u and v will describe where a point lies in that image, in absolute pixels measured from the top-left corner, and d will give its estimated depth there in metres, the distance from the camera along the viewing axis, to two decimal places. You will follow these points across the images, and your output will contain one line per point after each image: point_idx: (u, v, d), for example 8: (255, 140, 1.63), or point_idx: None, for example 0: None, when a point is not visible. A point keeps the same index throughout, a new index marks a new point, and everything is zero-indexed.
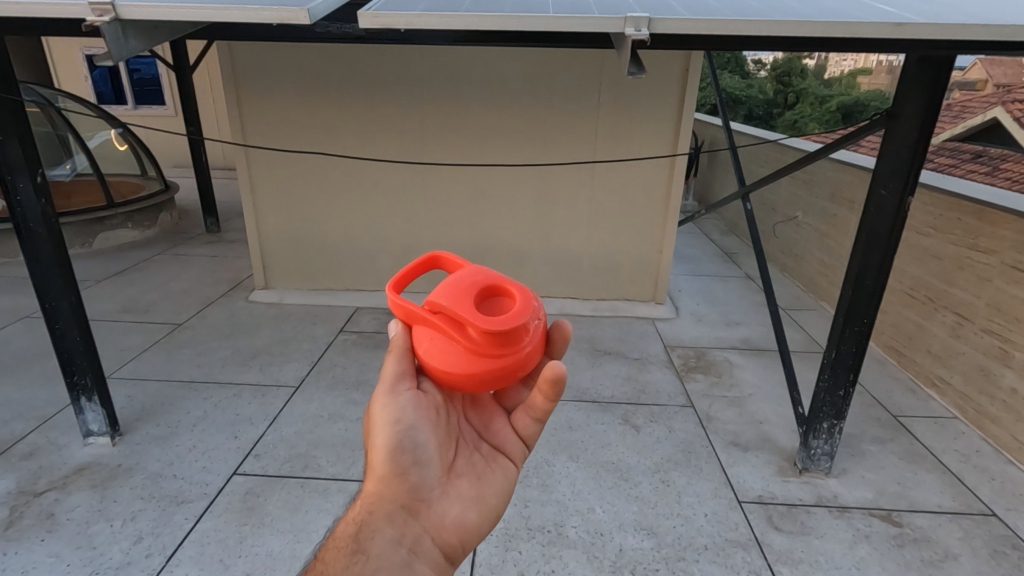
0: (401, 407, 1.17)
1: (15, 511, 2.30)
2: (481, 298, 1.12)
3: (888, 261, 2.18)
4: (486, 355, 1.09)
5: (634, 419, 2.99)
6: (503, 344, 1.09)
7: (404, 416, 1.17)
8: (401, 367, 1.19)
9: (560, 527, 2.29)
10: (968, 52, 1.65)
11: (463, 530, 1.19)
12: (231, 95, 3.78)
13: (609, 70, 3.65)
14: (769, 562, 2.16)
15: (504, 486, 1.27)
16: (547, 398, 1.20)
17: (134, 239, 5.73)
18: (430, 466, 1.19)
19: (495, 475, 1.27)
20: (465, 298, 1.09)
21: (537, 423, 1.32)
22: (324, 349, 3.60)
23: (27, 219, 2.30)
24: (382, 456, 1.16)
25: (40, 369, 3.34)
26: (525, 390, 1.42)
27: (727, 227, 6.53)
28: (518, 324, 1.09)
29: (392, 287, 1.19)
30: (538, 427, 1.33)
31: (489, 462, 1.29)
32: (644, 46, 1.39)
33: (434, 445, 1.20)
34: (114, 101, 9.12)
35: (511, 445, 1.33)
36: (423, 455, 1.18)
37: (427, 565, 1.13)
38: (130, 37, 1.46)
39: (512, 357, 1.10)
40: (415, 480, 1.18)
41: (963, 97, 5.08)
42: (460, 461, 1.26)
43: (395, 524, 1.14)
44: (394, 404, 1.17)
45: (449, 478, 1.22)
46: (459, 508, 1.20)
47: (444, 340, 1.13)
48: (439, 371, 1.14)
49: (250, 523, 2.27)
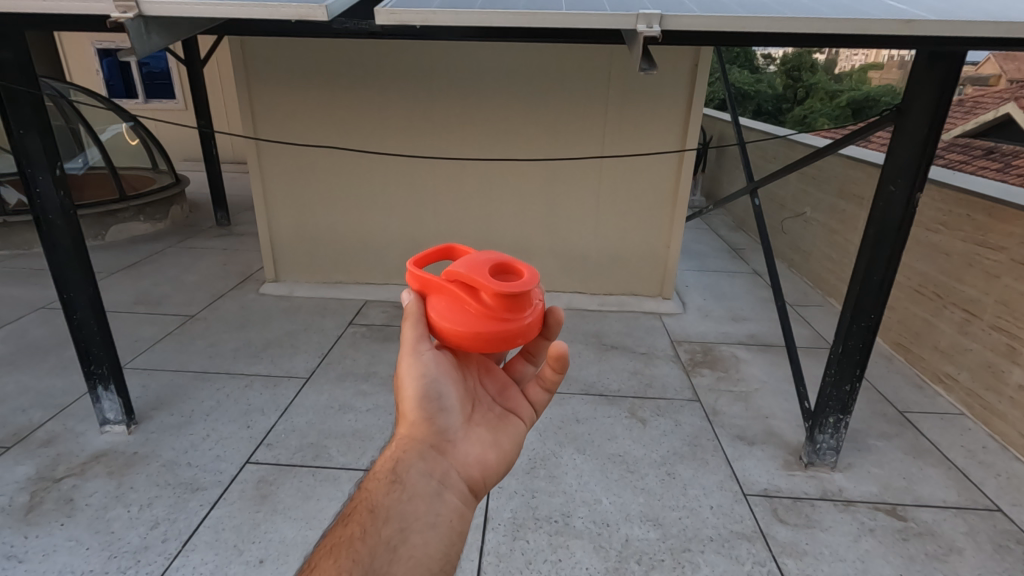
0: (428, 363, 1.21)
1: (35, 496, 2.36)
2: (496, 271, 1.14)
3: (896, 256, 2.18)
4: (495, 319, 1.10)
5: (640, 413, 3.01)
6: (512, 311, 1.10)
7: (430, 369, 1.21)
8: (419, 332, 1.19)
9: (567, 517, 2.32)
10: (977, 49, 1.66)
11: (485, 468, 1.23)
12: (242, 89, 3.82)
13: (619, 64, 3.66)
14: (774, 553, 2.18)
15: (521, 435, 1.31)
16: (558, 367, 1.25)
17: (146, 231, 5.80)
18: (455, 411, 1.24)
19: (513, 425, 1.30)
20: (482, 266, 1.11)
21: (547, 393, 1.36)
22: (334, 341, 3.65)
23: (46, 211, 2.34)
24: (410, 402, 1.21)
25: (57, 358, 3.40)
26: (530, 364, 1.44)
27: (734, 223, 6.52)
28: (528, 295, 1.11)
29: (412, 262, 1.22)
30: (548, 396, 1.36)
31: (506, 413, 1.32)
32: (655, 41, 1.40)
33: (457, 394, 1.25)
34: (124, 95, 9.20)
35: (521, 405, 1.35)
36: (447, 402, 1.23)
37: (454, 496, 1.17)
38: (153, 33, 1.50)
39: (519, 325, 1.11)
40: (440, 425, 1.22)
41: (976, 93, 5.03)
42: (478, 411, 1.29)
43: (426, 460, 1.18)
44: (420, 363, 1.20)
45: (471, 422, 1.27)
46: (481, 449, 1.24)
47: (455, 304, 1.13)
48: (448, 334, 1.13)
49: (263, 510, 2.32)
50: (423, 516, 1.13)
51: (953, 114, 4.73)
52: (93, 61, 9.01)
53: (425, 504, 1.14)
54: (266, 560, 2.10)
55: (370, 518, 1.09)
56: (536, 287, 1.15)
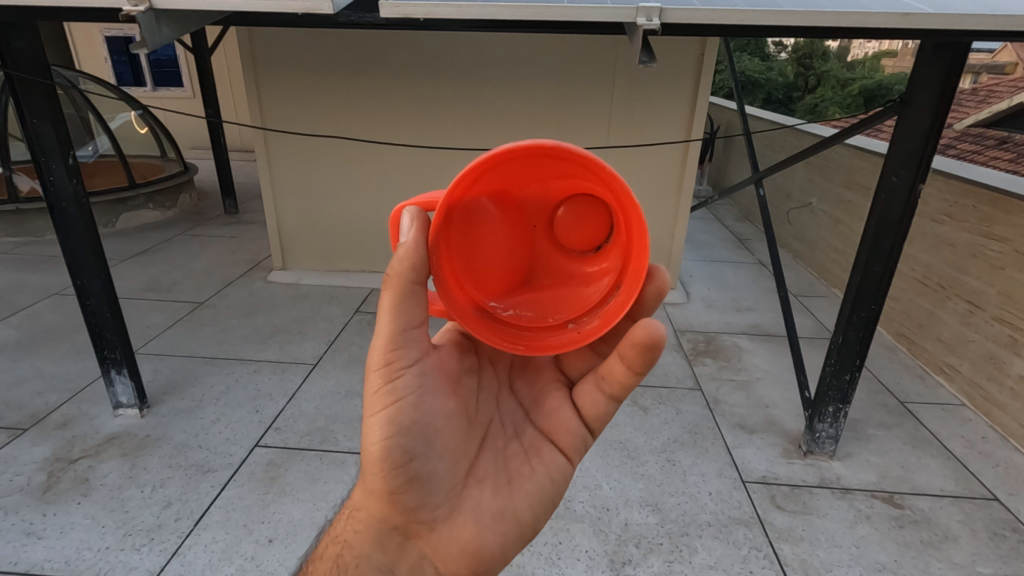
0: (396, 433, 1.10)
1: (52, 475, 2.44)
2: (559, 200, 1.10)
3: (898, 247, 2.19)
4: (546, 234, 1.16)
5: (642, 400, 3.05)
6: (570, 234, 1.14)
7: (401, 443, 1.11)
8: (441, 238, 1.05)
9: (568, 501, 2.37)
10: (980, 40, 1.66)
11: (476, 544, 1.17)
12: (250, 79, 3.84)
13: (624, 53, 3.65)
14: (771, 538, 2.23)
15: (531, 493, 1.23)
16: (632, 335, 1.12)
17: (155, 219, 5.87)
18: (437, 485, 1.16)
19: (524, 484, 1.24)
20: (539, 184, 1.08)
21: (611, 401, 1.26)
22: (341, 329, 3.70)
23: (60, 199, 2.39)
24: (379, 478, 1.13)
25: (70, 343, 3.48)
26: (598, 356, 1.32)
27: (740, 213, 6.51)
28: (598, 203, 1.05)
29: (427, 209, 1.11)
30: (613, 405, 1.26)
31: (532, 456, 1.27)
32: (655, 34, 1.43)
33: (442, 460, 1.16)
34: (133, 83, 9.29)
35: (558, 434, 1.28)
36: (427, 475, 1.14)
37: None
38: (163, 26, 1.53)
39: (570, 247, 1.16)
40: (418, 503, 1.15)
41: (989, 82, 4.95)
42: (475, 474, 1.21)
43: (394, 543, 1.17)
44: (379, 427, 1.11)
45: (460, 492, 1.19)
46: (469, 524, 1.17)
47: (499, 215, 1.10)
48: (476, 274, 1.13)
49: (272, 491, 2.38)
50: None
51: (965, 104, 4.68)
52: (102, 48, 9.07)
53: None
54: (275, 540, 2.16)
55: None
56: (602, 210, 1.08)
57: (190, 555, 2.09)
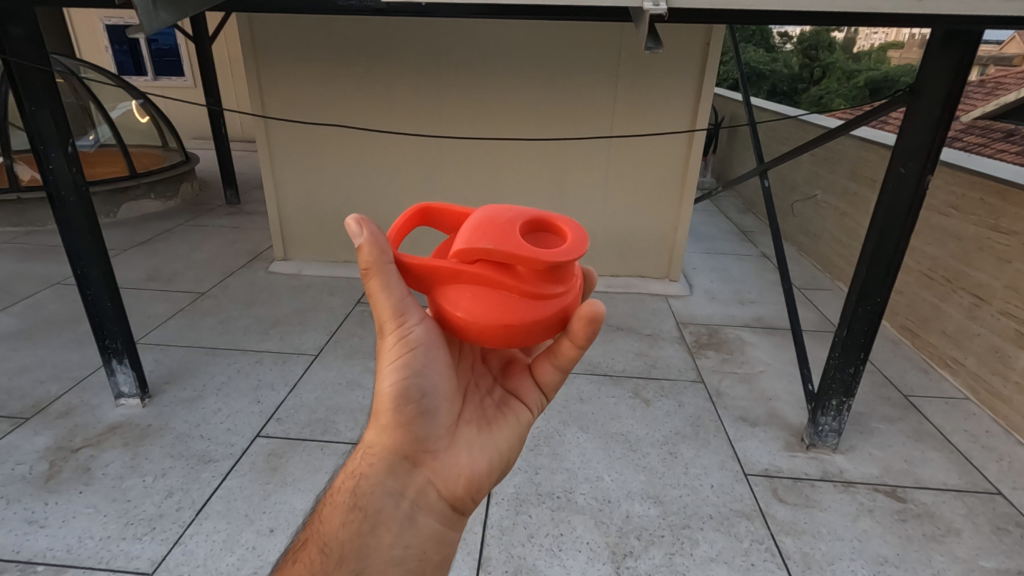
0: (412, 358, 1.10)
1: (55, 464, 2.44)
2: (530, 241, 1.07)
3: (904, 239, 2.17)
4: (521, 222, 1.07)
5: (644, 393, 3.04)
6: (550, 233, 1.09)
7: (416, 367, 1.11)
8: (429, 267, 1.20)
9: (569, 493, 2.37)
10: (992, 26, 1.63)
11: (474, 478, 1.17)
12: (250, 67, 3.80)
13: (629, 41, 3.61)
14: (772, 531, 2.22)
15: (520, 433, 1.25)
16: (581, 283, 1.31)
17: (157, 209, 5.86)
18: (438, 416, 1.14)
19: (512, 423, 1.24)
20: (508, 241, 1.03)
21: (559, 372, 1.27)
22: (342, 320, 3.69)
23: (60, 187, 2.38)
24: (387, 404, 1.11)
25: (72, 332, 3.48)
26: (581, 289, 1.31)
27: (745, 206, 6.46)
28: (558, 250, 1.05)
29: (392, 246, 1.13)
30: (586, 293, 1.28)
31: (508, 404, 1.26)
32: (661, 20, 1.40)
33: (442, 392, 1.14)
34: (134, 72, 9.23)
35: (532, 386, 1.30)
36: (430, 404, 1.13)
37: (430, 518, 1.16)
38: (160, 10, 1.50)
39: (549, 220, 1.09)
40: (421, 433, 1.14)
41: (997, 74, 4.88)
42: (468, 411, 1.21)
43: (397, 477, 1.14)
44: (399, 364, 1.09)
45: (457, 426, 1.18)
46: (471, 454, 1.17)
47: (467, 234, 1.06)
48: (459, 214, 1.20)
49: (274, 481, 2.38)
50: (392, 541, 1.13)
51: (972, 96, 4.63)
52: (102, 37, 9.04)
53: (396, 529, 1.14)
54: (276, 530, 2.16)
55: (325, 552, 1.12)
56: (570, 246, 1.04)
57: (192, 544, 2.09)
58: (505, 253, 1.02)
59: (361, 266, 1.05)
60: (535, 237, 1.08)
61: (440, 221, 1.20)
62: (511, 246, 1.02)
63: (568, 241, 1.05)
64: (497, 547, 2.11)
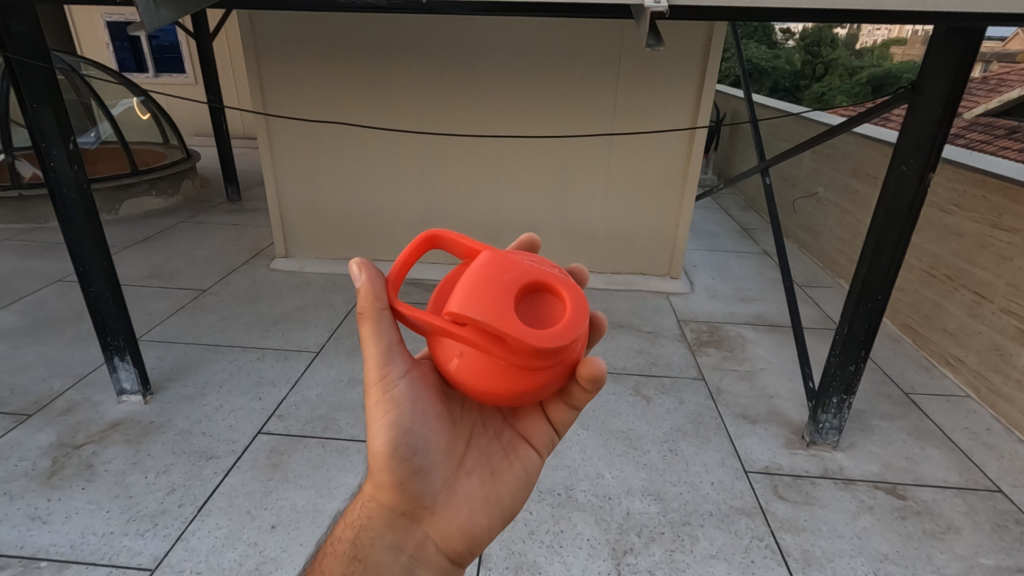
0: (400, 416, 1.13)
1: (57, 461, 2.45)
2: (527, 310, 1.00)
3: (905, 237, 2.17)
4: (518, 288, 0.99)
5: (644, 390, 3.04)
6: (550, 294, 1.03)
7: (405, 425, 1.13)
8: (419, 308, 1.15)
9: (570, 490, 2.37)
10: (995, 23, 1.62)
11: (472, 532, 1.18)
12: (251, 64, 3.80)
13: (629, 38, 3.59)
14: (772, 528, 2.22)
15: (521, 482, 1.26)
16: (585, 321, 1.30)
17: (158, 206, 5.87)
18: (432, 473, 1.16)
19: (512, 473, 1.25)
20: (503, 317, 0.95)
21: (571, 411, 1.32)
22: (343, 317, 3.69)
23: (62, 184, 2.38)
24: (379, 463, 1.13)
25: (75, 329, 3.49)
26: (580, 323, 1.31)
27: (746, 203, 6.45)
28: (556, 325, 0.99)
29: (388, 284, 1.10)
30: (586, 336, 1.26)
31: (510, 452, 1.27)
32: (662, 17, 1.40)
33: (435, 448, 1.16)
34: (134, 68, 9.23)
35: (536, 432, 1.31)
36: (422, 461, 1.15)
37: (429, 570, 1.17)
38: (160, 8, 1.49)
39: (551, 282, 1.01)
40: (416, 489, 1.16)
41: (1001, 70, 4.85)
42: (467, 462, 1.22)
43: (394, 531, 1.17)
44: (387, 422, 1.12)
45: (454, 479, 1.19)
46: (467, 509, 1.18)
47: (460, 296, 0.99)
48: (468, 247, 1.13)
49: (275, 478, 2.39)
50: None
51: (974, 93, 4.61)
52: (103, 33, 9.04)
53: None
54: (278, 526, 2.17)
55: None
56: (566, 325, 0.98)
57: (194, 540, 2.10)
58: (497, 329, 0.95)
59: (358, 309, 1.12)
60: (533, 307, 1.01)
61: (449, 248, 1.16)
62: (505, 321, 0.95)
63: (567, 316, 0.99)
64: (497, 543, 2.11)
